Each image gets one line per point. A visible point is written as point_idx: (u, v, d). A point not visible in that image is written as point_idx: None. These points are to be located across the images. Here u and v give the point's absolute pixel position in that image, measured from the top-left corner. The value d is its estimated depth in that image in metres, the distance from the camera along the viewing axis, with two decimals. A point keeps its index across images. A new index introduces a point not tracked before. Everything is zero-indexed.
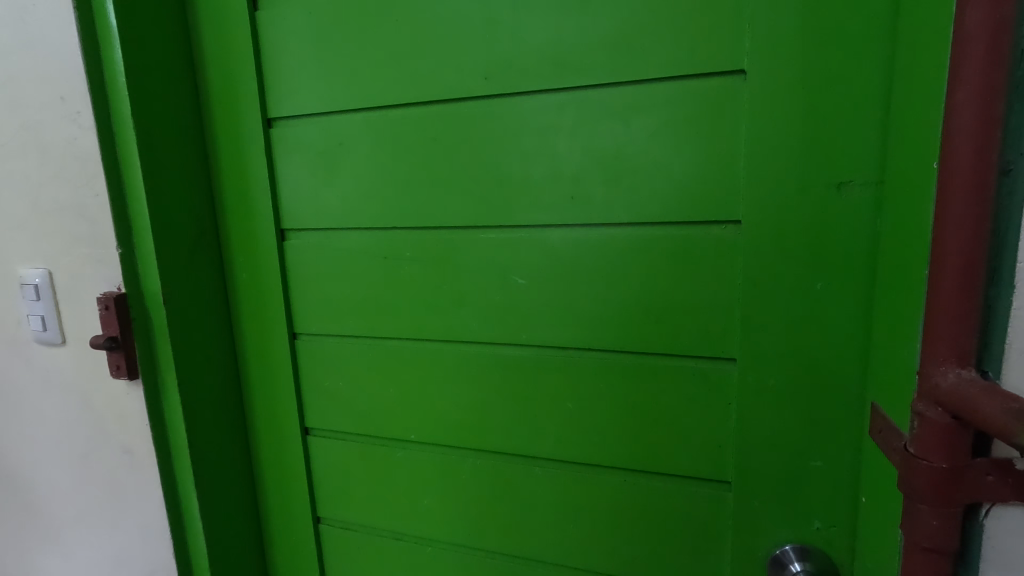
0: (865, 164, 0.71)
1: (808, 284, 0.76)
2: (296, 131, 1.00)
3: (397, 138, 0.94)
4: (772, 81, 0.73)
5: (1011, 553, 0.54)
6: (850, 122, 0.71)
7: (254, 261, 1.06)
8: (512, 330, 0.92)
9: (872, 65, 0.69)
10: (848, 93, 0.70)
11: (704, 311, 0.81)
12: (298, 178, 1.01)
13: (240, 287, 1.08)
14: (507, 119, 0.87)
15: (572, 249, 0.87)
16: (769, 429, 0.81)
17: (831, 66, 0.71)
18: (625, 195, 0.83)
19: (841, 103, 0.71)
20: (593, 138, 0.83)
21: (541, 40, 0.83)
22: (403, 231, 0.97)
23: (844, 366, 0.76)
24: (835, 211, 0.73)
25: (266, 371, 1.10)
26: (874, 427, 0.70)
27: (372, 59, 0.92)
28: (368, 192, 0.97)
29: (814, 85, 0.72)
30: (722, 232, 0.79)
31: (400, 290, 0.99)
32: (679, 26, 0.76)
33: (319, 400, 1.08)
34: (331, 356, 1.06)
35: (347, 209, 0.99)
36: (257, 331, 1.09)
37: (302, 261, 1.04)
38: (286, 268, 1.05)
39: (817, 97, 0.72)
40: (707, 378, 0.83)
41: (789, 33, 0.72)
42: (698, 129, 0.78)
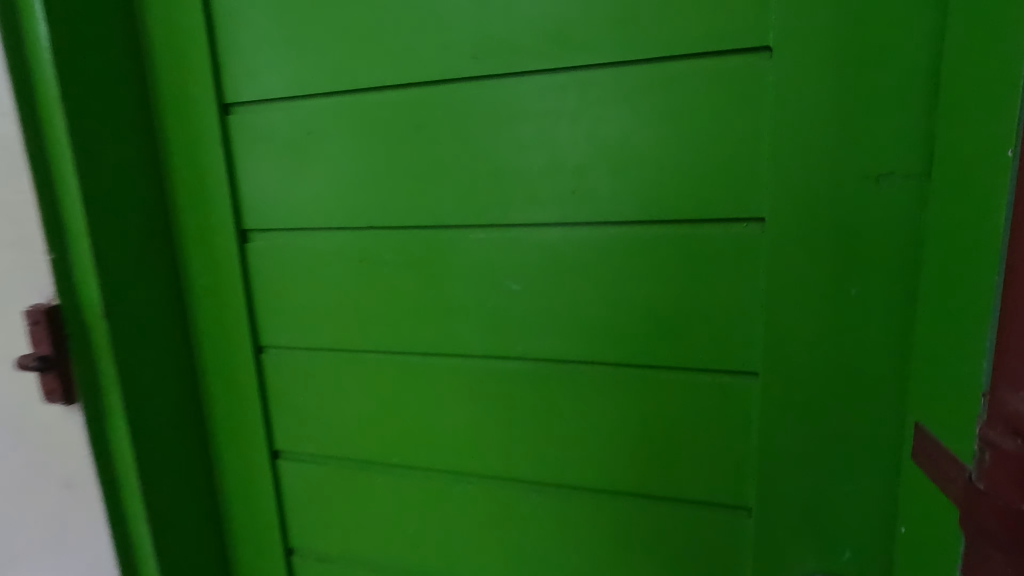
0: (908, 154, 0.63)
1: (841, 288, 0.67)
2: (258, 119, 0.88)
3: (375, 126, 0.83)
4: (803, 59, 0.64)
5: None
6: (889, 106, 0.63)
7: (212, 266, 0.94)
8: (507, 342, 0.83)
9: (916, 42, 0.61)
10: (888, 73, 0.62)
11: (722, 319, 0.73)
12: (260, 172, 0.90)
13: (196, 296, 0.96)
14: (499, 104, 0.77)
15: (574, 251, 0.77)
16: (796, 450, 0.72)
17: (869, 43, 0.62)
18: (634, 191, 0.73)
19: (881, 86, 0.63)
20: (598, 125, 0.73)
21: (538, 14, 0.73)
22: (383, 232, 0.86)
23: (878, 379, 0.68)
24: (873, 207, 0.65)
25: (229, 388, 0.98)
26: (920, 449, 0.62)
27: (344, 35, 0.81)
28: (341, 188, 0.86)
29: (850, 65, 0.63)
30: (744, 231, 0.70)
31: (380, 296, 0.88)
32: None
33: (290, 421, 0.97)
34: (304, 372, 0.95)
35: (317, 207, 0.88)
36: (218, 345, 0.97)
37: (268, 266, 0.93)
38: (249, 273, 0.94)
39: (853, 76, 0.63)
40: (725, 395, 0.75)
41: (823, 6, 0.63)
42: (717, 114, 0.69)
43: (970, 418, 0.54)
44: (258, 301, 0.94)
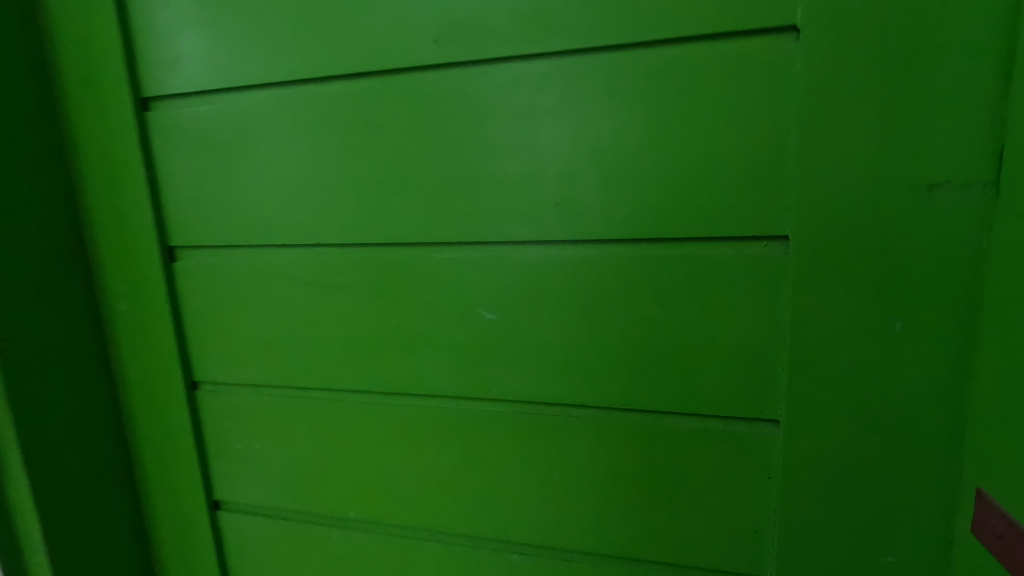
0: (968, 160, 0.51)
1: (882, 323, 0.56)
2: (183, 116, 0.74)
3: (321, 125, 0.69)
4: (836, 42, 0.52)
5: None
6: (942, 101, 0.51)
7: (136, 290, 0.80)
8: (480, 380, 0.71)
9: (982, 20, 0.49)
10: (941, 61, 0.51)
11: (735, 356, 0.61)
12: (189, 180, 0.76)
13: (117, 324, 0.82)
14: (467, 99, 0.64)
15: (559, 275, 0.65)
16: (825, 512, 0.61)
17: (919, 23, 0.50)
18: (628, 203, 0.61)
19: (935, 77, 0.51)
20: (585, 124, 0.61)
21: None
22: (335, 251, 0.74)
23: (925, 431, 0.57)
24: (924, 224, 0.53)
25: (160, 431, 0.84)
26: (991, 527, 0.51)
27: (280, 15, 0.67)
28: (284, 199, 0.73)
29: (896, 51, 0.51)
30: (761, 252, 0.59)
31: (332, 325, 0.75)
32: None
33: (233, 468, 0.84)
34: (247, 411, 0.82)
35: (257, 221, 0.75)
36: (146, 381, 0.83)
37: (202, 290, 0.79)
38: (180, 298, 0.80)
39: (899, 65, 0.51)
40: (739, 445, 0.63)
41: None
42: (730, 112, 0.57)
43: None
44: (191, 330, 0.81)
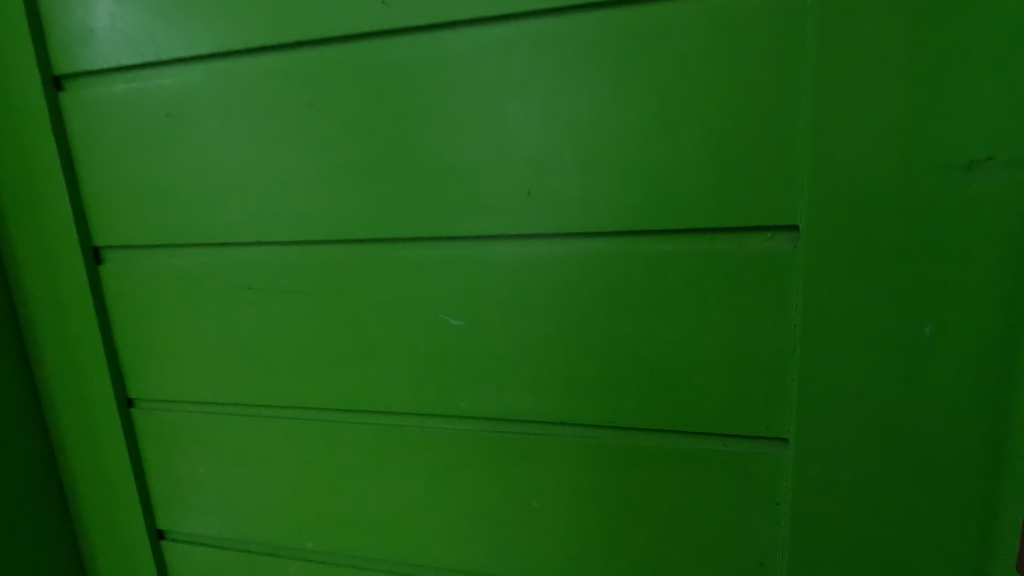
0: (1014, 134, 0.43)
1: (909, 329, 0.48)
2: (102, 97, 0.65)
3: (258, 105, 0.60)
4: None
5: None
6: (982, 64, 0.43)
7: (59, 297, 0.71)
8: (446, 395, 0.62)
9: None
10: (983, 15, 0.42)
11: (736, 367, 0.53)
12: (113, 171, 0.67)
13: (40, 336, 0.73)
14: (422, 72, 0.55)
15: (533, 276, 0.57)
16: (840, 543, 0.53)
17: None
18: (610, 191, 0.53)
19: (973, 34, 0.43)
20: (559, 98, 0.52)
21: None
22: (284, 252, 0.65)
23: (961, 454, 0.49)
24: (959, 211, 0.45)
25: (95, 453, 0.76)
26: None
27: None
28: (220, 191, 0.64)
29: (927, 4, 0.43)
30: (765, 245, 0.51)
31: (280, 334, 0.67)
32: None
33: (178, 493, 0.76)
34: (191, 431, 0.73)
35: (192, 217, 0.66)
36: (77, 398, 0.74)
37: (135, 297, 0.70)
38: (108, 305, 0.71)
39: (930, 21, 0.43)
40: (741, 466, 0.55)
41: None
42: (730, 82, 0.48)
43: None
44: (124, 342, 0.72)
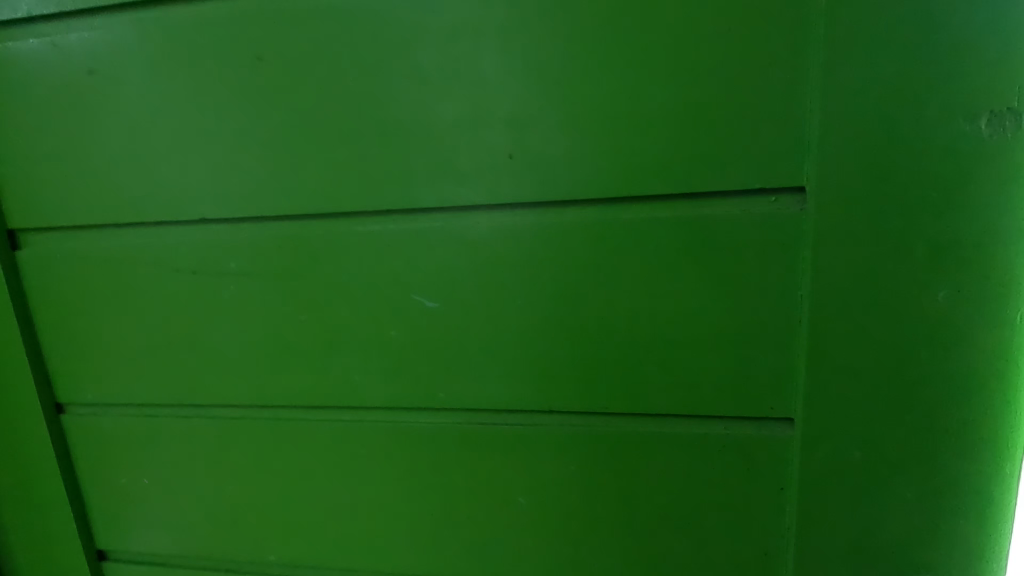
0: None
1: (922, 295, 0.45)
2: (18, 58, 0.57)
3: (197, 59, 0.53)
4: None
5: None
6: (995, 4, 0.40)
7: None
8: (418, 387, 0.56)
9: None
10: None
11: (739, 342, 0.49)
12: (35, 139, 0.59)
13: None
14: (385, 20, 0.49)
15: (515, 248, 0.51)
16: (852, 526, 0.50)
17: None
18: (595, 154, 0.48)
19: None
20: (535, 51, 0.47)
21: None
22: (236, 231, 0.57)
23: (974, 428, 0.46)
24: (971, 166, 0.42)
25: (20, 465, 0.67)
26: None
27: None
28: (160, 160, 0.57)
29: None
30: (768, 209, 0.47)
31: (228, 325, 0.59)
32: None
33: (120, 507, 0.68)
34: (133, 435, 0.66)
35: (129, 190, 0.58)
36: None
37: (64, 284, 0.63)
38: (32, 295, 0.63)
39: None
40: (745, 450, 0.51)
41: None
42: (730, 27, 0.44)
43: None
44: (54, 336, 0.64)
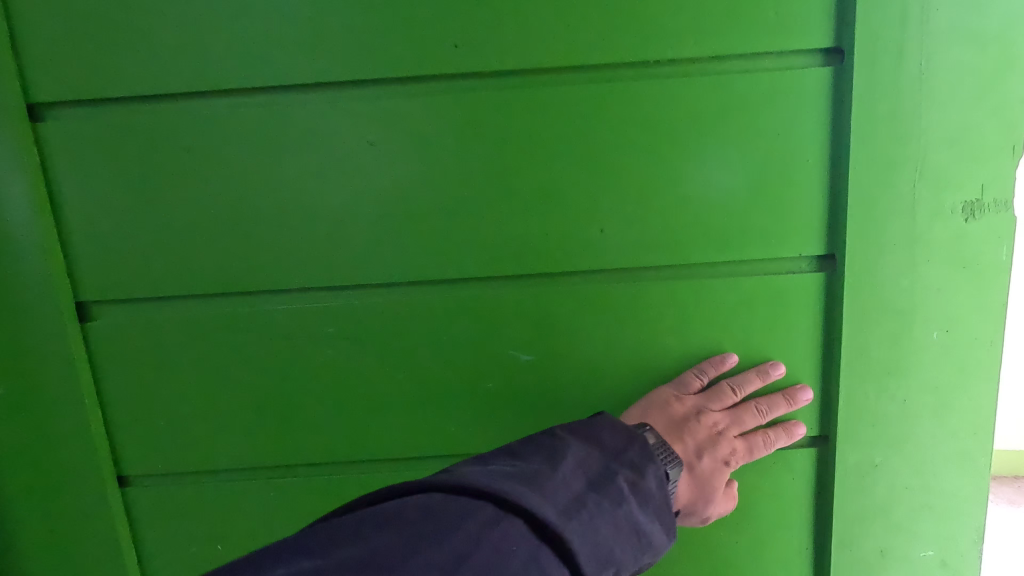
0: (999, 180, 0.53)
1: (926, 338, 0.57)
2: (104, 136, 0.58)
3: (312, 144, 0.59)
4: (887, 61, 0.52)
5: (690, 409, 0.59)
6: (977, 125, 0.53)
7: (43, 360, 0.61)
8: (505, 424, 0.66)
9: (1010, 50, 0.51)
10: (985, 81, 0.52)
11: (786, 377, 0.60)
12: (122, 210, 0.60)
13: (7, 407, 0.62)
14: (487, 119, 0.58)
15: (602, 307, 0.61)
16: (876, 525, 0.62)
17: (964, 42, 0.51)
18: (667, 230, 0.59)
19: (971, 102, 0.52)
20: (618, 147, 0.57)
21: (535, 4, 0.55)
22: (339, 297, 0.64)
23: (963, 435, 0.59)
24: (962, 241, 0.55)
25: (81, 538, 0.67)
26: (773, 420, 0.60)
27: (253, 6, 0.55)
28: (264, 232, 0.61)
29: (936, 78, 0.52)
30: (804, 271, 0.58)
31: (325, 380, 0.65)
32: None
33: (201, 566, 0.69)
34: (218, 494, 0.68)
35: (226, 260, 0.61)
36: (59, 478, 0.65)
37: (145, 352, 0.63)
38: (106, 366, 0.63)
39: (939, 91, 0.52)
40: (788, 467, 0.62)
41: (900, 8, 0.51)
42: (777, 130, 0.55)
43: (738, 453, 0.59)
44: (128, 404, 0.64)
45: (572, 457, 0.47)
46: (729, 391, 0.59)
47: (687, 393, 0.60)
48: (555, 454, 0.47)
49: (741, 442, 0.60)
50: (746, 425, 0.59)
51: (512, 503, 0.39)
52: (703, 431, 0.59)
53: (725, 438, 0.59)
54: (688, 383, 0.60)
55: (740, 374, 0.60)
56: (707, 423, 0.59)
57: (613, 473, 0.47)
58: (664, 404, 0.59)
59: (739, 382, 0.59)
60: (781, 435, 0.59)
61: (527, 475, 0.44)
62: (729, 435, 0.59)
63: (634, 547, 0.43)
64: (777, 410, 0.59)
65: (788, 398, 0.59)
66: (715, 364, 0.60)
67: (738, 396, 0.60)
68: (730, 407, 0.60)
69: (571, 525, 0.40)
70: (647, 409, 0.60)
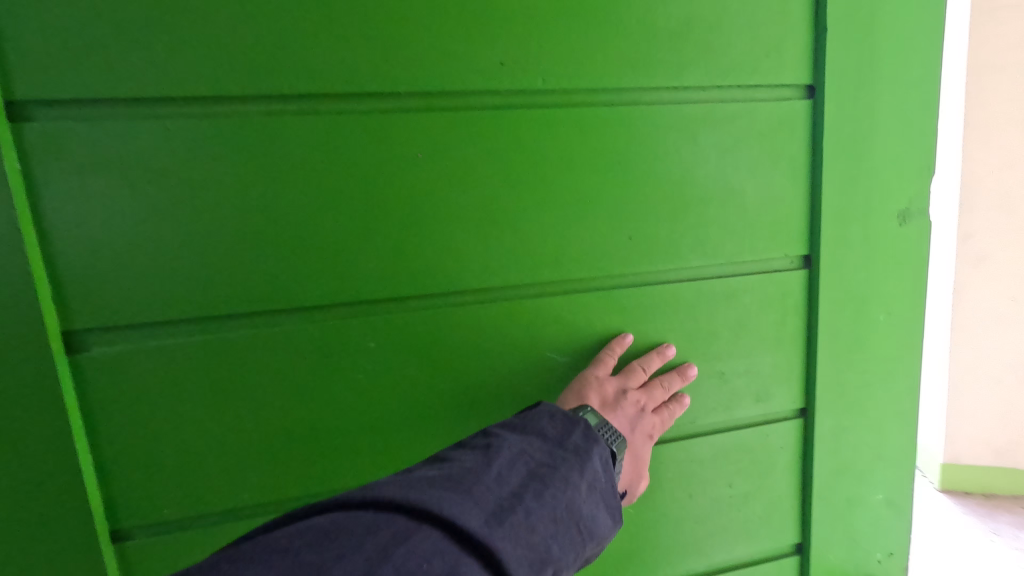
0: (922, 193, 0.69)
1: (876, 319, 0.70)
2: (108, 140, 0.52)
3: (353, 154, 0.57)
4: (848, 97, 0.64)
5: (611, 390, 0.63)
6: (909, 150, 0.67)
7: (17, 400, 0.52)
8: None
9: (928, 94, 0.66)
10: (912, 115, 0.66)
11: (776, 359, 0.71)
12: (129, 224, 0.53)
13: None
14: (526, 134, 0.61)
15: (629, 308, 0.67)
16: (843, 477, 0.74)
17: (899, 86, 0.65)
18: (683, 234, 0.66)
19: (904, 132, 0.67)
20: (643, 161, 0.64)
21: (573, 31, 0.60)
22: (372, 311, 0.62)
23: (902, 395, 0.74)
24: (899, 240, 0.69)
25: None
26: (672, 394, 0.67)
27: (296, 9, 0.53)
28: (296, 246, 0.57)
29: (882, 113, 0.66)
30: (788, 267, 0.69)
31: (355, 398, 0.62)
32: (737, 37, 0.63)
33: None
34: (233, 533, 0.62)
35: (252, 276, 0.57)
36: (35, 538, 0.54)
37: (150, 383, 0.56)
38: (102, 402, 0.56)
39: (884, 123, 0.66)
40: (777, 436, 0.73)
41: (857, 56, 0.64)
42: (767, 150, 0.66)
43: (655, 428, 0.65)
44: (124, 442, 0.57)
45: (509, 453, 0.46)
46: (640, 371, 0.65)
47: (608, 377, 0.64)
48: (490, 452, 0.46)
49: (658, 416, 0.65)
50: (658, 399, 0.65)
51: (437, 506, 0.38)
52: (630, 409, 0.63)
53: (647, 414, 0.64)
54: (606, 366, 0.64)
55: (644, 355, 0.66)
56: (631, 400, 0.63)
57: (552, 466, 0.47)
58: (594, 388, 0.63)
59: (647, 360, 0.66)
60: (677, 408, 0.66)
61: (459, 474, 0.42)
62: (648, 411, 0.64)
63: (574, 538, 0.43)
64: (678, 383, 0.66)
65: (680, 373, 0.67)
66: (622, 348, 0.65)
67: (648, 374, 0.66)
68: (642, 386, 0.66)
69: (500, 530, 0.39)
70: (579, 395, 0.62)
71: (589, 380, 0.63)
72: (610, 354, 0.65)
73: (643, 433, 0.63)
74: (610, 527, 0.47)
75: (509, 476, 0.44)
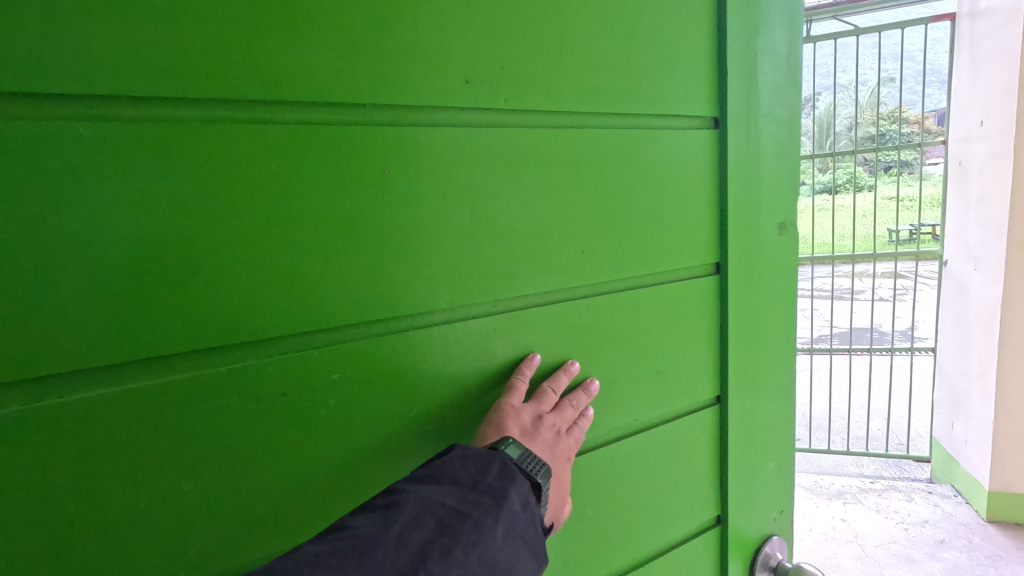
0: (793, 209, 0.84)
1: (765, 314, 0.84)
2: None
3: (310, 169, 0.52)
4: (741, 129, 0.77)
5: (527, 416, 0.64)
6: (784, 174, 0.82)
7: None
8: None
9: (792, 130, 0.83)
10: (784, 147, 0.82)
11: (698, 355, 0.80)
12: (16, 249, 0.42)
13: None
14: (488, 152, 0.61)
15: (583, 318, 0.70)
16: (748, 451, 0.87)
17: (774, 122, 0.80)
18: (625, 247, 0.72)
19: (780, 160, 0.82)
20: (591, 180, 0.68)
21: (533, 54, 0.63)
22: (329, 341, 0.56)
23: (784, 377, 0.89)
24: (778, 248, 0.84)
25: None
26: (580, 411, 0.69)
27: (243, 6, 0.48)
28: (241, 271, 0.50)
29: (764, 144, 0.80)
30: (704, 275, 0.79)
31: (311, 440, 0.56)
32: (663, 72, 0.72)
33: None
34: None
35: (186, 309, 0.48)
36: None
37: (43, 451, 0.45)
38: None
39: (766, 152, 0.80)
40: (700, 423, 0.82)
41: (747, 96, 0.77)
42: (685, 173, 0.75)
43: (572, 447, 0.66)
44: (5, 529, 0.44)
45: (413, 509, 0.47)
46: (550, 393, 0.66)
47: (523, 404, 0.64)
48: (392, 512, 0.46)
49: (573, 434, 0.67)
50: (569, 418, 0.67)
51: None
52: (548, 433, 0.64)
53: (563, 435, 0.65)
54: (519, 393, 0.64)
55: (552, 377, 0.68)
56: (547, 424, 0.64)
57: (462, 514, 0.48)
58: (512, 417, 0.62)
59: (555, 381, 0.67)
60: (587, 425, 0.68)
61: (357, 549, 0.43)
62: (564, 431, 0.66)
63: None
64: (584, 399, 0.68)
65: (585, 390, 0.69)
66: (531, 370, 0.66)
67: (557, 394, 0.67)
68: (554, 407, 0.67)
69: None
70: (499, 427, 0.61)
71: (505, 409, 0.62)
72: (521, 379, 0.65)
73: (563, 454, 0.64)
74: (526, 557, 0.50)
75: (412, 536, 0.45)
